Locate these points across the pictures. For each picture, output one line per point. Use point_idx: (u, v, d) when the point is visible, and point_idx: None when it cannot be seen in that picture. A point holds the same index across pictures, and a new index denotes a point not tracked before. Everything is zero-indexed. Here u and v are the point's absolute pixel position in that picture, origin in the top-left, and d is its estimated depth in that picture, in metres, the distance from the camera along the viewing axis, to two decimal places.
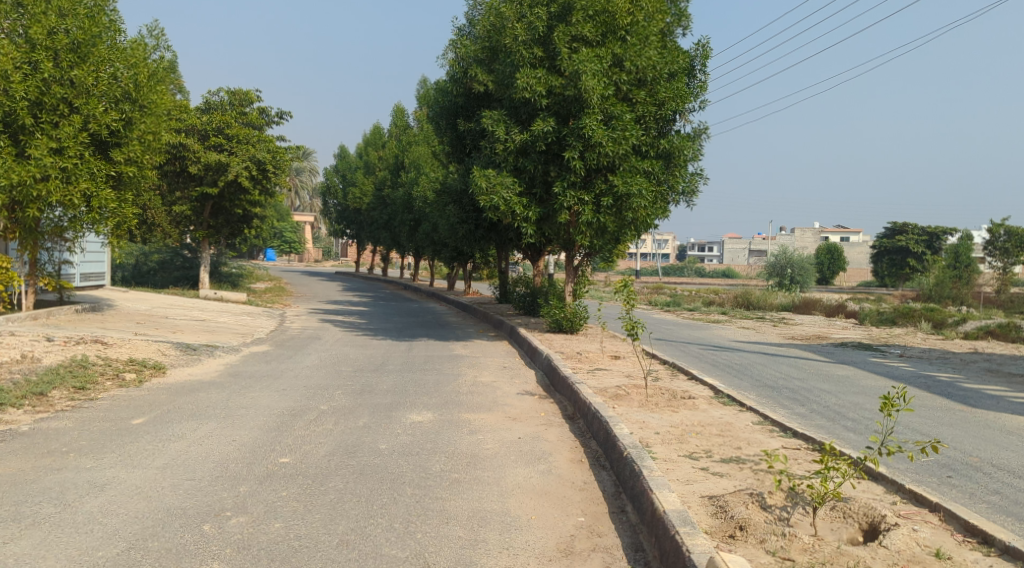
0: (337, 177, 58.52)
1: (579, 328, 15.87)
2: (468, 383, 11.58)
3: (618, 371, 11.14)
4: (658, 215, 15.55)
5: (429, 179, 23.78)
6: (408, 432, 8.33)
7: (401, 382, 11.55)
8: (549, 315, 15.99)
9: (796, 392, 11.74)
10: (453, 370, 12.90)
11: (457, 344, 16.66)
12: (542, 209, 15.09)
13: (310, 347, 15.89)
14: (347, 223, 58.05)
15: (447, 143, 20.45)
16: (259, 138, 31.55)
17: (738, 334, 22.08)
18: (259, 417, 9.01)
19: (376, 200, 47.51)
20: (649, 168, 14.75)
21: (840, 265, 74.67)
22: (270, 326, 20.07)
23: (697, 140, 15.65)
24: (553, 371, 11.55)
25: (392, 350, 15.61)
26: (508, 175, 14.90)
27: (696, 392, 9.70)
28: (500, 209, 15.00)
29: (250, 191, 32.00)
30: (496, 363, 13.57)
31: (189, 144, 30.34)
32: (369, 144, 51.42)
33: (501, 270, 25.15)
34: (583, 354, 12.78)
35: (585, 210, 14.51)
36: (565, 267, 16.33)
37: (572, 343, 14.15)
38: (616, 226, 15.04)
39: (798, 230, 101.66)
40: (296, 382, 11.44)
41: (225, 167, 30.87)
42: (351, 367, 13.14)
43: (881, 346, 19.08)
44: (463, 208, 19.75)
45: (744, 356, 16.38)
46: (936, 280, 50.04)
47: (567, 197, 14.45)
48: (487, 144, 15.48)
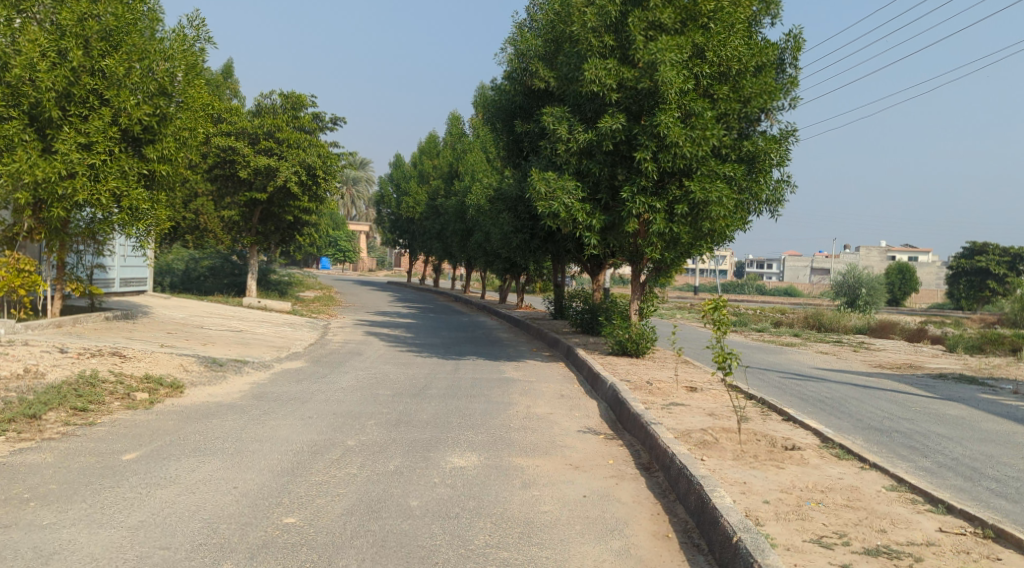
0: (391, 185, 57.51)
1: (645, 352, 14.23)
2: (521, 414, 10.02)
3: (698, 407, 9.53)
4: (738, 226, 13.83)
5: (484, 185, 22.36)
6: (448, 483, 6.79)
7: (445, 411, 10.05)
8: (613, 335, 14.36)
9: (910, 439, 10.01)
10: (505, 397, 11.36)
11: (509, 365, 15.12)
12: (607, 217, 13.49)
13: (349, 364, 14.48)
14: (401, 232, 56.95)
15: (503, 147, 19.01)
16: (310, 143, 30.50)
17: (819, 360, 20.17)
18: (273, 453, 7.53)
19: (430, 210, 46.33)
20: (731, 173, 13.04)
21: (911, 286, 71.50)
22: (310, 338, 18.72)
23: (786, 142, 13.89)
24: (619, 404, 9.96)
25: (438, 371, 14.12)
26: (570, 178, 13.37)
27: (799, 439, 8.05)
28: (560, 217, 13.47)
29: (300, 197, 30.93)
30: (553, 390, 12.02)
31: (239, 148, 29.46)
32: (423, 153, 50.31)
33: (557, 283, 23.59)
34: (653, 383, 11.18)
35: (656, 218, 12.91)
36: (630, 283, 14.68)
37: (639, 370, 12.55)
38: (691, 238, 13.39)
39: (864, 249, 98.20)
40: (326, 409, 9.98)
41: (275, 172, 29.85)
42: (390, 390, 11.67)
43: (984, 379, 17.05)
44: (520, 215, 18.32)
45: (833, 388, 14.59)
46: (1020, 303, 47.11)
47: (637, 204, 12.87)
48: (547, 145, 13.99)
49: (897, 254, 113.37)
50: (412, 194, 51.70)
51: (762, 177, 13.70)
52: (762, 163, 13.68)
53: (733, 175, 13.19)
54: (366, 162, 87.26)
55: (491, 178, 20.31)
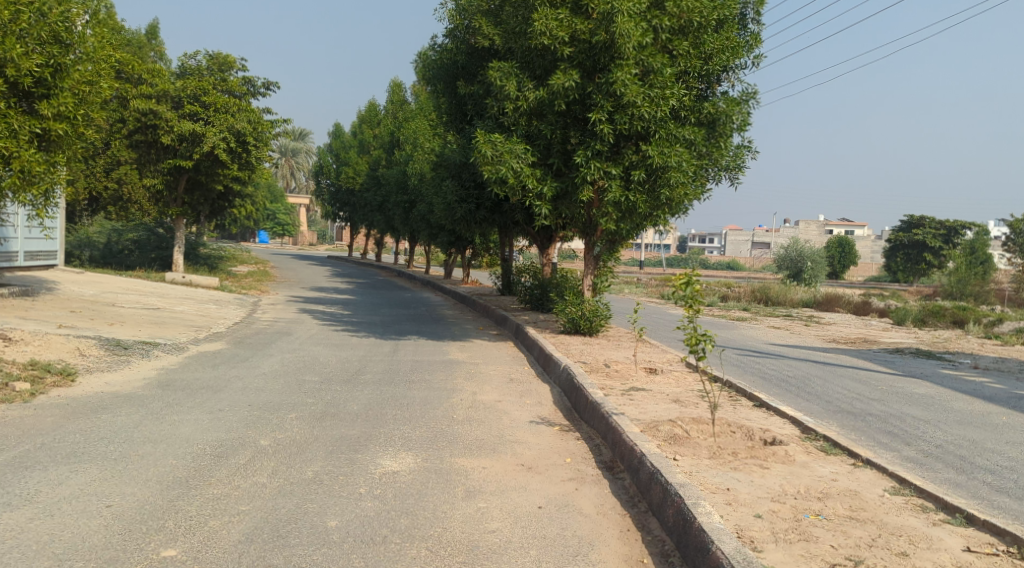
0: (330, 156, 55.62)
1: (599, 330, 13.30)
2: (465, 403, 8.92)
3: (663, 394, 8.56)
4: (697, 194, 12.92)
5: (423, 152, 21.12)
6: (376, 493, 5.67)
7: (379, 401, 8.92)
8: (564, 312, 13.37)
9: (887, 422, 9.18)
10: (448, 382, 10.26)
11: (452, 345, 14.02)
12: (559, 184, 12.43)
13: (275, 346, 13.19)
14: (341, 204, 55.16)
15: (445, 109, 17.77)
16: (238, 108, 28.77)
17: (773, 336, 19.48)
18: (166, 458, 6.32)
19: (371, 181, 44.67)
20: (691, 136, 12.11)
21: (850, 259, 72.10)
22: (236, 317, 17.32)
23: (748, 104, 12.99)
24: (574, 390, 8.95)
25: (374, 352, 12.93)
26: (519, 141, 12.26)
27: (778, 430, 7.09)
28: (508, 184, 12.37)
29: (229, 165, 29.19)
30: (500, 373, 10.95)
31: (161, 112, 27.64)
32: (363, 122, 48.50)
33: (503, 257, 22.52)
34: (610, 365, 10.18)
35: (612, 184, 11.92)
36: (583, 256, 13.67)
37: (593, 350, 11.54)
38: (648, 208, 12.44)
39: (803, 223, 99.13)
40: (241, 400, 8.74)
41: (201, 139, 28.10)
42: (319, 375, 10.48)
43: (942, 354, 16.50)
44: (464, 183, 17.15)
45: (794, 365, 13.85)
46: (957, 276, 47.54)
47: (592, 170, 11.84)
48: (494, 104, 12.83)
49: (836, 228, 114.75)
50: (352, 164, 49.95)
51: (723, 140, 12.82)
52: (723, 126, 12.77)
53: (693, 139, 12.28)
54: (304, 133, 84.83)
55: (432, 144, 19.05)
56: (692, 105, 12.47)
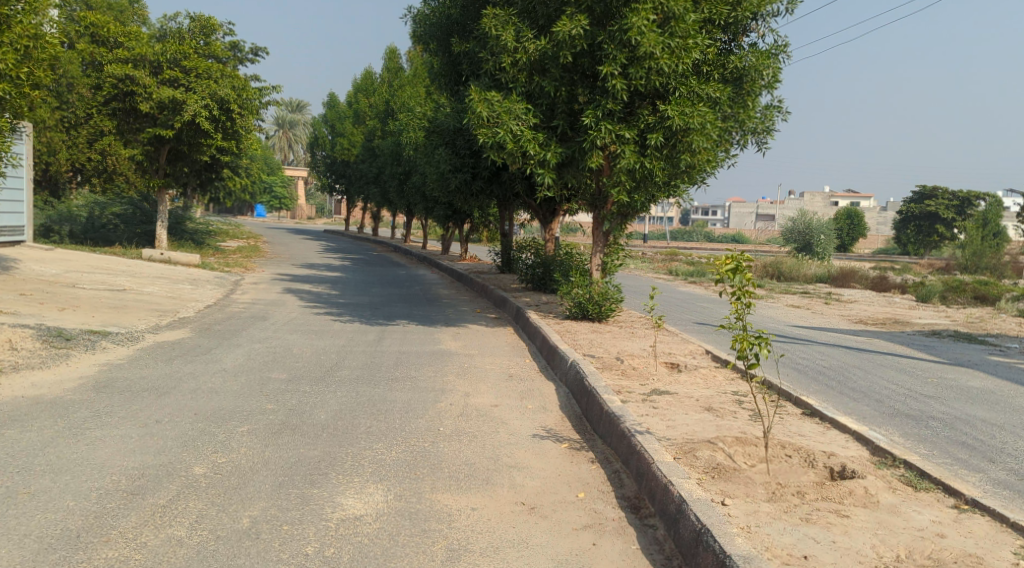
0: (326, 127, 53.93)
1: (609, 316, 11.92)
2: (455, 409, 7.49)
3: (692, 400, 7.12)
4: (720, 161, 11.47)
5: (415, 120, 19.53)
6: (330, 556, 4.26)
7: (352, 408, 7.49)
8: (570, 295, 11.97)
9: (955, 428, 7.74)
10: (437, 380, 8.83)
11: (445, 331, 12.59)
12: (565, 149, 10.97)
13: (246, 334, 11.76)
14: (338, 176, 53.51)
15: (438, 69, 16.24)
16: (221, 73, 27.27)
17: (793, 316, 18.07)
18: (65, 497, 4.88)
19: (366, 153, 43.00)
20: (716, 94, 10.66)
21: (859, 232, 70.47)
22: (210, 298, 15.87)
23: (779, 58, 11.48)
24: (584, 394, 7.52)
25: (357, 341, 11.52)
26: (518, 100, 10.78)
27: (842, 452, 5.66)
28: (505, 150, 10.91)
29: (212, 135, 27.56)
30: (498, 368, 9.53)
31: (138, 77, 26.29)
32: (359, 91, 46.69)
33: (503, 233, 21.04)
34: (626, 360, 8.75)
35: (626, 149, 10.48)
36: (592, 232, 12.18)
37: (605, 340, 10.11)
38: (666, 178, 11.01)
39: (809, 195, 97.40)
40: (186, 406, 7.31)
41: (182, 106, 26.54)
42: (287, 373, 9.06)
43: (981, 337, 15.08)
44: (459, 151, 15.54)
45: (825, 352, 12.44)
46: (973, 249, 46.01)
47: (604, 133, 10.40)
48: (489, 58, 11.32)
49: (842, 200, 113.00)
50: (347, 136, 48.32)
51: (751, 100, 11.34)
52: (751, 83, 11.29)
53: (718, 99, 10.84)
54: (301, 104, 83.12)
55: (424, 109, 17.50)
56: (716, 58, 10.99)
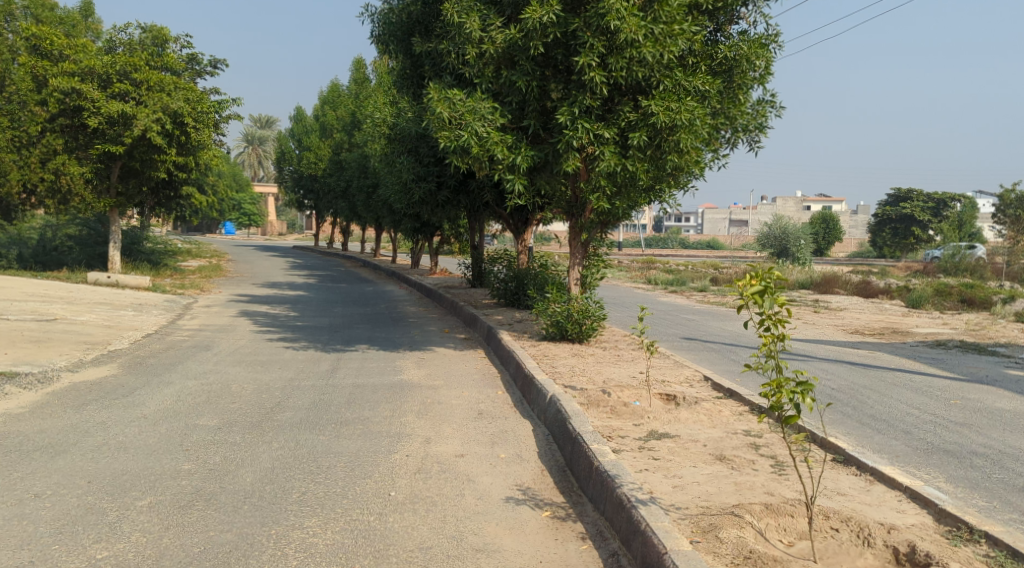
0: (292, 142, 52.43)
1: (590, 336, 10.68)
2: (413, 463, 6.22)
3: (699, 447, 5.87)
4: (710, 163, 10.31)
5: (376, 127, 18.21)
6: None
7: (285, 466, 6.18)
8: (547, 314, 10.72)
9: (1004, 466, 6.58)
10: (393, 422, 7.53)
11: (409, 358, 11.28)
12: (537, 152, 9.75)
13: (181, 368, 10.40)
14: (306, 191, 51.97)
15: (399, 71, 15.00)
16: (174, 85, 25.91)
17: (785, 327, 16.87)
18: None
19: (332, 165, 41.58)
20: (704, 87, 9.50)
21: (835, 235, 69.85)
22: (152, 325, 14.46)
23: (772, 48, 10.33)
24: (567, 440, 6.27)
25: (308, 372, 10.20)
26: (484, 97, 9.53)
27: (899, 521, 4.48)
28: (469, 154, 9.64)
29: (167, 150, 26.05)
30: (467, 404, 8.26)
31: (85, 91, 24.79)
32: (325, 102, 45.18)
33: (474, 246, 19.79)
34: (615, 393, 7.52)
35: (606, 151, 9.30)
36: (570, 244, 10.92)
37: (589, 367, 8.86)
38: (650, 182, 9.82)
39: (782, 200, 96.89)
40: (81, 470, 5.97)
41: (132, 120, 25.06)
42: (218, 417, 7.73)
43: (988, 346, 14.02)
44: (422, 159, 14.30)
45: (828, 370, 11.24)
46: (951, 251, 45.23)
47: (581, 132, 9.21)
48: (451, 52, 10.09)
49: (816, 204, 112.75)
50: (314, 149, 46.86)
51: (742, 93, 10.15)
52: (741, 75, 10.10)
53: (706, 93, 9.67)
54: (269, 120, 81.49)
55: (386, 115, 16.22)
56: (703, 48, 9.83)
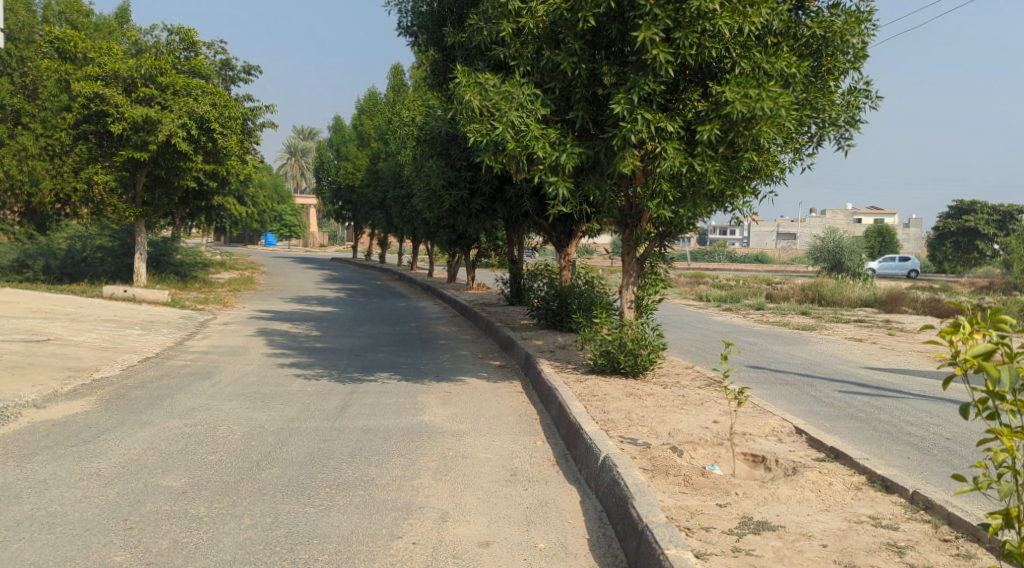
0: (331, 152, 51.46)
1: (646, 369, 9.02)
2: (422, 560, 4.64)
3: (817, 549, 4.18)
4: (794, 162, 8.61)
5: (407, 130, 16.76)
6: None
7: (250, 560, 4.63)
8: (596, 342, 9.10)
9: None
10: (403, 487, 5.95)
11: (434, 391, 9.70)
12: (585, 149, 8.20)
13: (169, 402, 8.94)
14: (344, 202, 50.87)
15: (430, 64, 13.52)
16: (202, 89, 24.79)
17: (861, 353, 14.97)
18: None
19: (370, 176, 40.32)
20: (789, 69, 7.86)
21: (891, 249, 67.02)
22: (155, 347, 13.08)
23: (870, 25, 8.60)
24: (629, 530, 4.64)
25: (313, 409, 8.68)
26: (522, 82, 8.01)
27: None
28: (504, 150, 8.11)
29: (192, 158, 24.91)
30: (497, 461, 6.63)
31: (109, 96, 23.69)
32: (363, 112, 44.00)
33: (512, 260, 18.22)
34: (686, 456, 5.86)
35: (669, 148, 7.75)
36: (625, 260, 9.24)
37: (649, 412, 7.21)
38: (720, 187, 8.23)
39: (835, 212, 93.92)
40: None
41: (157, 125, 23.97)
42: (186, 475, 6.23)
43: None
44: (453, 162, 12.81)
45: (933, 409, 9.42)
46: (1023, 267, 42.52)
47: (640, 124, 7.64)
48: (485, 32, 8.59)
49: (868, 216, 109.35)
50: (351, 159, 45.81)
51: (831, 80, 8.44)
52: (831, 57, 8.35)
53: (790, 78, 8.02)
54: (311, 131, 81.14)
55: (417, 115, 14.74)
56: (784, 26, 8.14)
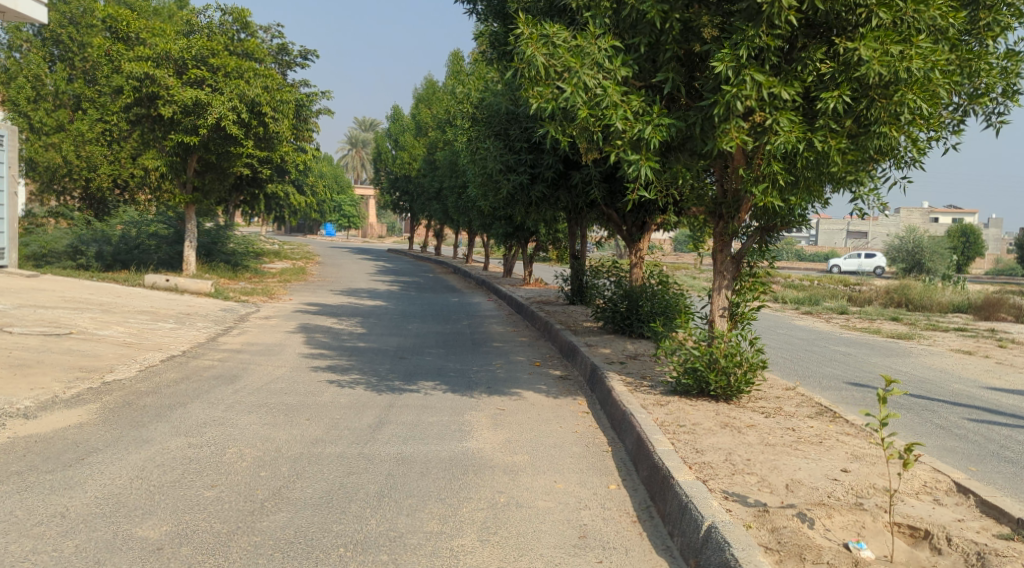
0: (389, 141, 50.53)
1: (740, 392, 7.49)
2: None
3: None
4: (936, 141, 7.02)
5: (463, 114, 15.50)
6: None
7: None
8: (679, 356, 7.61)
9: None
10: (440, 553, 4.56)
11: (487, 408, 8.30)
12: (674, 118, 6.72)
13: (179, 413, 7.66)
14: (401, 192, 49.91)
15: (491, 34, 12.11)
16: (254, 72, 23.77)
17: (974, 371, 13.21)
18: None
19: (427, 166, 39.14)
20: (942, 21, 6.27)
21: (974, 250, 63.70)
22: (184, 343, 11.88)
23: None
24: None
25: (344, 427, 7.33)
26: (600, 33, 6.56)
27: None
28: (574, 119, 6.69)
29: (243, 142, 23.92)
30: (562, 515, 5.21)
31: (159, 76, 22.80)
32: (421, 100, 42.86)
33: (576, 256, 16.77)
34: (820, 530, 4.39)
35: (783, 120, 6.30)
36: (715, 258, 7.67)
37: (756, 452, 5.71)
38: (844, 172, 6.71)
39: (909, 211, 90.16)
40: None
41: (206, 108, 23.00)
42: (169, 522, 4.92)
43: None
44: (514, 143, 11.41)
45: None
46: None
47: (749, 89, 6.17)
48: None
49: (945, 216, 104.90)
50: (409, 148, 44.81)
51: (990, 40, 6.80)
52: (989, 12, 6.73)
53: (940, 35, 6.46)
54: (372, 121, 80.53)
55: (475, 92, 13.34)
56: None
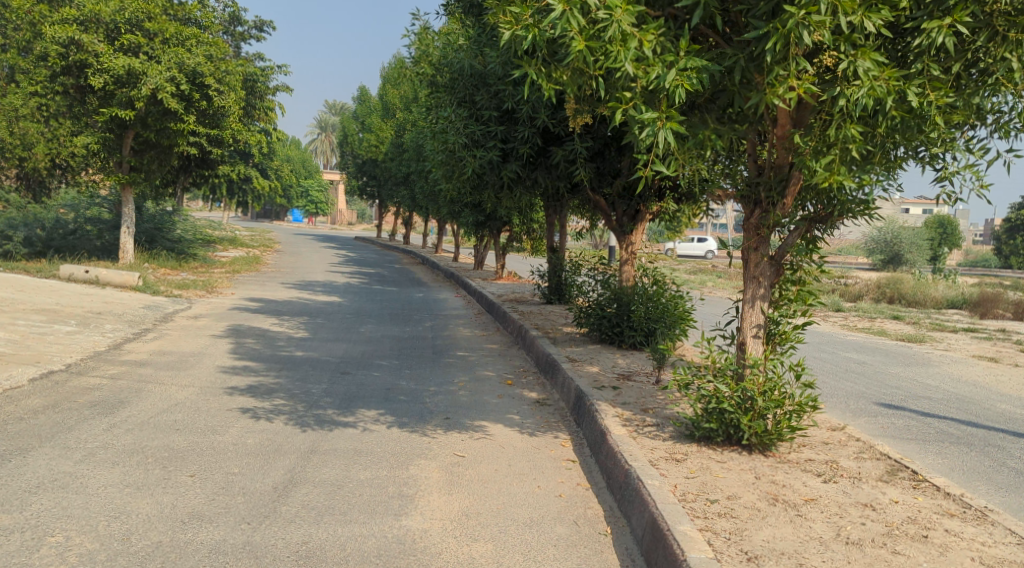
0: (356, 124, 48.17)
1: (782, 441, 5.50)
2: None
3: None
4: None
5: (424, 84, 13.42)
6: None
7: None
8: (698, 389, 5.62)
9: None
10: None
11: (440, 453, 6.25)
12: (704, 55, 4.68)
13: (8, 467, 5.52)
14: (368, 178, 47.66)
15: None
16: (196, 39, 21.36)
17: (1012, 385, 11.37)
18: None
19: (392, 149, 36.87)
20: None
21: (952, 241, 62.48)
22: (73, 353, 9.68)
23: None
24: None
25: (235, 491, 5.25)
26: None
27: None
28: (563, 56, 4.63)
29: (183, 117, 21.42)
30: None
31: (87, 43, 20.36)
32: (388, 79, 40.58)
33: (552, 247, 14.77)
34: None
35: (867, 63, 4.32)
36: (748, 257, 5.65)
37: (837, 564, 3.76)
38: (938, 138, 4.79)
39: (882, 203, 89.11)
40: None
41: (140, 78, 20.52)
42: None
43: None
44: (481, 110, 9.31)
45: None
46: None
47: (822, 13, 4.15)
48: None
49: (917, 207, 104.20)
50: (375, 131, 42.54)
51: None
52: None
53: None
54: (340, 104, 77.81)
55: (437, 55, 11.17)
56: None
